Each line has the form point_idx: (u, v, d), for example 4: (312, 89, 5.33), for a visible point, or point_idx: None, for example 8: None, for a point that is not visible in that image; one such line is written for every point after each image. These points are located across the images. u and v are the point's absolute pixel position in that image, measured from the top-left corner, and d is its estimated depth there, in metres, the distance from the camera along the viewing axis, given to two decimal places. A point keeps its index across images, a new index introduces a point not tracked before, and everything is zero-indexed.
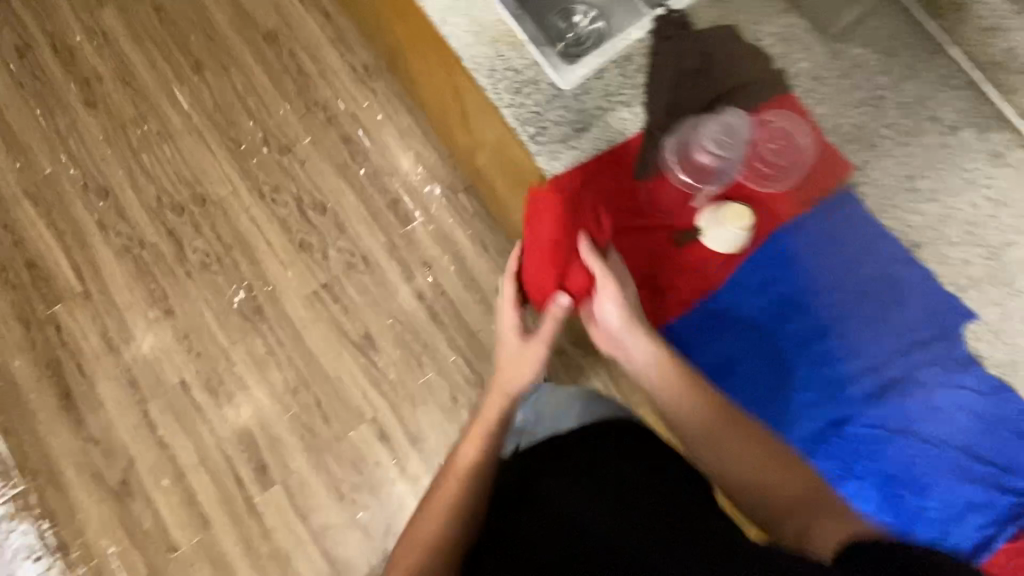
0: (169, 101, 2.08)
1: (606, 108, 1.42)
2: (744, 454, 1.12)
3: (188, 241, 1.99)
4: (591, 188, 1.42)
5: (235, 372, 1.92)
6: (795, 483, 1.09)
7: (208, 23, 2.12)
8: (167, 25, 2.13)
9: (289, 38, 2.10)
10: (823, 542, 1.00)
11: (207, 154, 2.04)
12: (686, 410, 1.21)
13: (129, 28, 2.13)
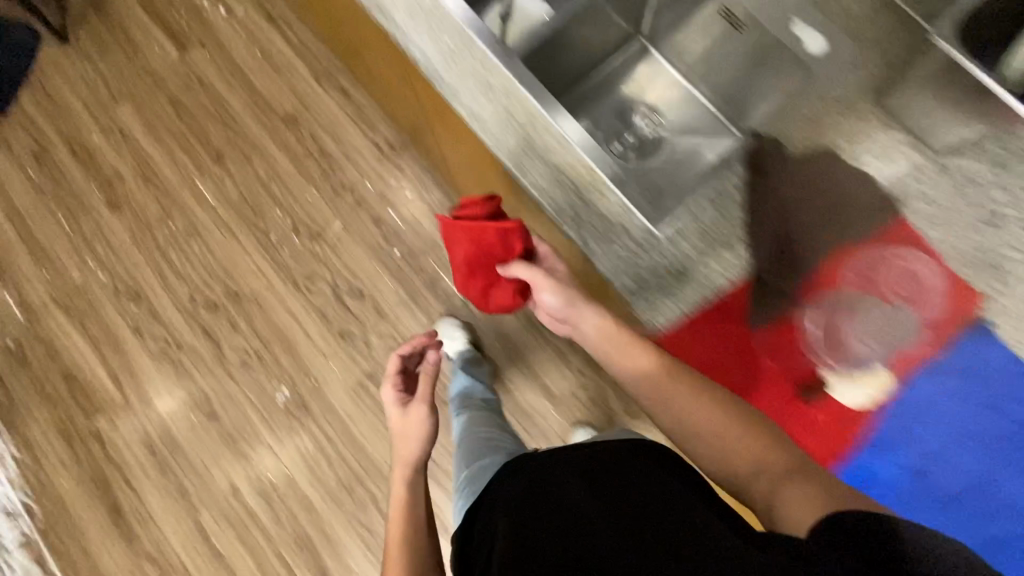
0: (194, 194, 2.03)
1: (703, 262, 0.82)
2: (687, 406, 0.84)
3: (225, 340, 1.94)
4: (693, 342, 0.87)
5: (286, 473, 1.86)
6: (796, 473, 0.74)
7: (226, 111, 2.08)
8: (185, 117, 2.08)
9: (309, 121, 2.05)
10: (800, 509, 0.69)
11: (237, 247, 1.99)
12: (668, 396, 0.84)
13: (147, 122, 2.09)
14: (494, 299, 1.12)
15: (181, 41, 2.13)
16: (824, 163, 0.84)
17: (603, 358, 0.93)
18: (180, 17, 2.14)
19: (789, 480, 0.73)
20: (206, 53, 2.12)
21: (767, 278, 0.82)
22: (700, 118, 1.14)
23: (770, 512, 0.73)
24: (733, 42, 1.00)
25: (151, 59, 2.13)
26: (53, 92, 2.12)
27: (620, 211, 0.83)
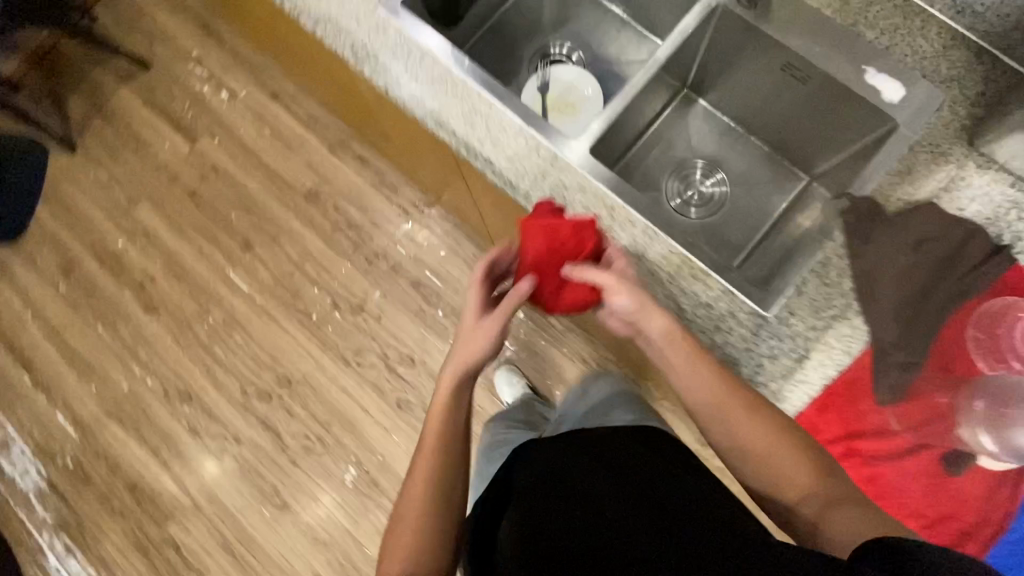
0: (227, 285, 2.00)
1: (817, 344, 0.79)
2: (761, 436, 0.76)
3: (284, 428, 1.92)
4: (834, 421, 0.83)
5: (367, 554, 1.84)
6: (850, 496, 0.71)
7: (245, 196, 2.04)
8: (205, 207, 2.05)
9: (332, 194, 2.02)
10: (848, 526, 0.68)
11: (280, 332, 1.96)
12: (727, 428, 0.77)
13: (168, 219, 2.05)
14: (564, 301, 0.84)
15: (190, 132, 2.10)
16: (914, 224, 0.80)
17: (658, 361, 0.82)
18: (184, 109, 2.11)
19: (837, 501, 0.71)
20: (216, 140, 2.09)
21: (899, 353, 0.79)
22: (775, 166, 1.06)
23: (820, 532, 0.71)
24: (791, 92, 0.94)
25: (162, 155, 2.10)
26: (70, 204, 2.09)
27: (750, 321, 0.80)
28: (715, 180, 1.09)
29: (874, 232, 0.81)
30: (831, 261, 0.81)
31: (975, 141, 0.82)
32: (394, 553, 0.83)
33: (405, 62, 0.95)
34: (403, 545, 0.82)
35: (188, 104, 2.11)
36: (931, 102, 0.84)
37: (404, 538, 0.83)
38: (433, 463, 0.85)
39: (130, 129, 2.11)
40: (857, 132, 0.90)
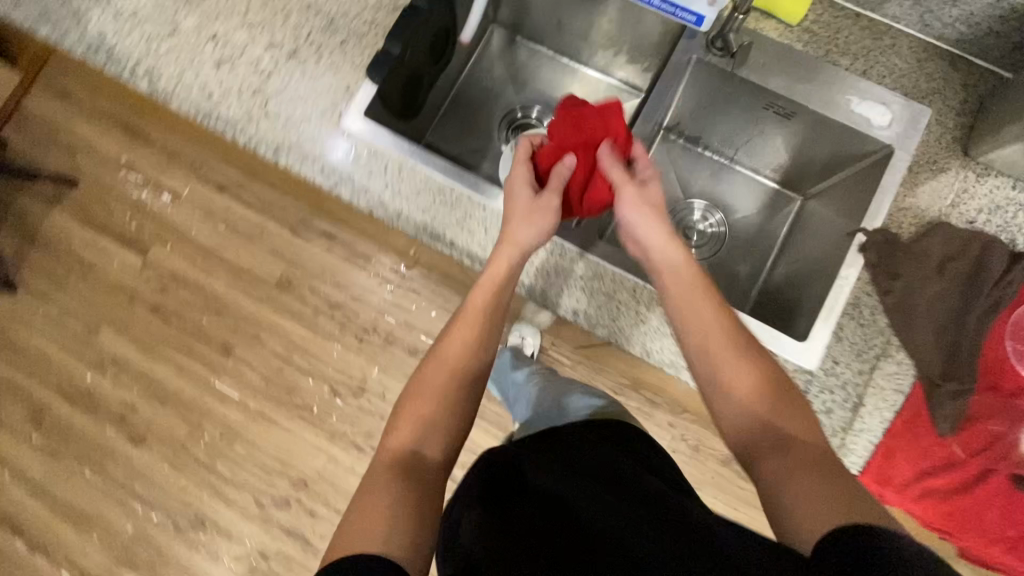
0: (217, 398, 1.88)
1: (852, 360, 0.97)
2: (752, 378, 0.78)
3: (310, 531, 1.83)
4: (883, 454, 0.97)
5: None
6: (810, 467, 0.67)
7: (214, 299, 1.90)
8: (175, 321, 1.90)
9: (304, 278, 1.85)
10: (814, 521, 0.62)
11: (283, 433, 1.86)
12: (712, 365, 0.81)
13: (138, 341, 1.91)
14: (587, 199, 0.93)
15: (138, 243, 1.92)
16: (938, 245, 0.98)
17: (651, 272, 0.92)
18: (126, 221, 1.93)
19: (791, 474, 0.68)
20: (170, 247, 1.92)
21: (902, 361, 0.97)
22: (776, 203, 1.14)
23: (777, 512, 0.67)
24: (777, 126, 1.06)
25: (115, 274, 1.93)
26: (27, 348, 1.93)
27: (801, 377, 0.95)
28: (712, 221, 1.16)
29: (900, 266, 0.96)
30: (867, 294, 0.88)
31: (970, 149, 1.01)
32: (407, 424, 0.80)
33: (384, 179, 0.90)
34: (423, 417, 0.81)
35: (127, 214, 1.91)
36: (916, 114, 0.99)
37: (424, 417, 0.81)
38: (467, 354, 0.86)
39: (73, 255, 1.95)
40: (825, 166, 1.07)
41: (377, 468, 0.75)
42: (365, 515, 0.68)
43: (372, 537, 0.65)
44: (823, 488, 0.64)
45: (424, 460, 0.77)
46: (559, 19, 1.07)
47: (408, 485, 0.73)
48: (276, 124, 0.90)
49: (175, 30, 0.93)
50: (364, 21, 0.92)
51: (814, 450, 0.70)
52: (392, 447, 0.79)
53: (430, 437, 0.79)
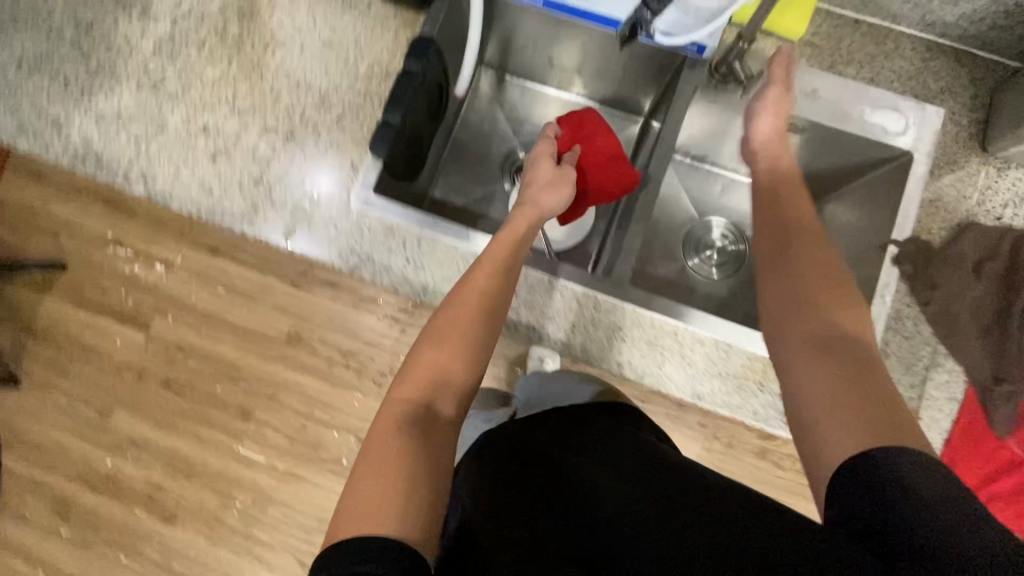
0: (235, 486, 1.38)
1: (948, 388, 0.78)
2: (792, 281, 0.60)
3: None
4: (989, 474, 0.80)
5: None
6: (844, 357, 0.53)
7: (222, 370, 1.35)
8: (186, 397, 1.37)
9: (298, 327, 1.31)
10: (845, 437, 0.48)
11: (299, 532, 1.39)
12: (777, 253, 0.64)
13: (146, 424, 1.39)
14: (603, 176, 0.88)
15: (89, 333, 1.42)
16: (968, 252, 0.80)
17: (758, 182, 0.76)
18: (116, 271, 1.35)
19: (807, 368, 0.54)
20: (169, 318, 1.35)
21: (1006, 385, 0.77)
22: None
23: (805, 434, 0.51)
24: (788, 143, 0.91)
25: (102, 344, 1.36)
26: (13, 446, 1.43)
27: None
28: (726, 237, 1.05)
29: (937, 275, 0.79)
30: (903, 312, 0.80)
31: (987, 145, 0.82)
32: (425, 371, 0.62)
33: (404, 254, 0.85)
34: (438, 369, 0.63)
35: (119, 278, 1.35)
36: (930, 119, 0.82)
37: (442, 373, 0.63)
38: (481, 316, 0.68)
39: (49, 325, 1.39)
40: (849, 174, 0.90)
41: (380, 427, 0.57)
42: (369, 495, 0.51)
43: (391, 504, 0.50)
44: (854, 390, 0.50)
45: (429, 425, 0.59)
46: (547, 56, 1.04)
47: (417, 455, 0.55)
48: (284, 214, 0.86)
49: (163, 126, 0.88)
50: (358, 90, 0.88)
51: (857, 347, 0.53)
52: (398, 402, 0.60)
53: (443, 387, 0.62)
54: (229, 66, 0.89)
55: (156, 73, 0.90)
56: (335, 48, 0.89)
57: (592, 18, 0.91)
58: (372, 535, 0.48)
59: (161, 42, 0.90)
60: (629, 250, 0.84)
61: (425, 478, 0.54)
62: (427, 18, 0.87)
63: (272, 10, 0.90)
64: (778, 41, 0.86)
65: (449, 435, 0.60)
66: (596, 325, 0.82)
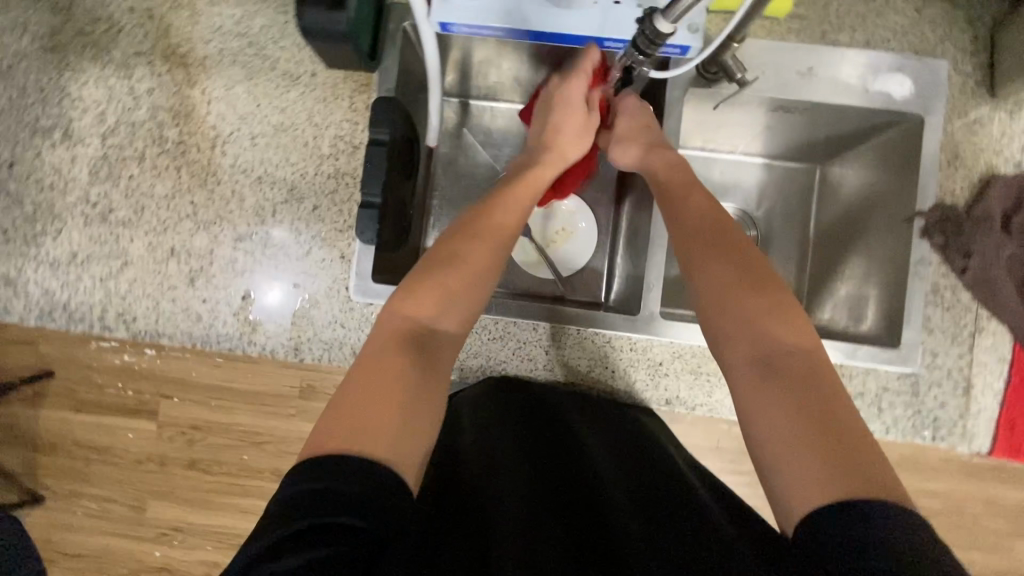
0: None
1: (991, 349, 0.77)
2: (733, 282, 0.62)
3: None
4: None
5: None
6: (789, 378, 0.54)
7: (247, 437, 0.99)
8: (214, 473, 1.00)
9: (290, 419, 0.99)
10: (802, 479, 0.49)
11: None
12: (711, 255, 0.64)
13: (181, 509, 1.02)
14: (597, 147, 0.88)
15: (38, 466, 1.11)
16: (993, 206, 0.77)
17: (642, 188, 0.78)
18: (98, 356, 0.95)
19: (764, 391, 0.55)
20: (178, 399, 0.98)
21: None
22: (796, 185, 0.93)
23: (761, 463, 0.53)
24: (783, 123, 0.86)
25: (87, 447, 1.01)
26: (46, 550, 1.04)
27: (905, 382, 0.77)
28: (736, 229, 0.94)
29: (969, 240, 0.77)
30: (939, 284, 0.78)
31: (995, 90, 0.78)
32: (434, 292, 0.60)
33: None
34: (445, 293, 0.60)
35: (100, 364, 0.95)
36: (934, 76, 0.78)
37: (449, 299, 0.61)
38: (487, 251, 0.65)
39: None
40: (856, 137, 0.85)
41: (381, 341, 0.56)
42: (364, 410, 0.50)
43: (384, 424, 0.49)
44: (811, 427, 0.51)
45: (432, 349, 0.58)
46: (513, 75, 0.95)
47: (412, 376, 0.54)
48: (281, 322, 0.80)
49: (127, 259, 0.81)
50: (327, 172, 0.80)
51: (809, 365, 0.55)
52: (403, 315, 0.58)
53: (446, 311, 0.60)
54: (179, 176, 0.81)
55: (101, 201, 0.81)
56: (289, 132, 0.80)
57: (550, 40, 0.78)
58: (358, 452, 0.46)
59: (97, 166, 0.81)
60: (652, 283, 0.79)
61: (419, 406, 0.52)
62: (380, 77, 0.79)
63: (208, 103, 0.81)
64: (763, 23, 0.80)
65: (449, 362, 0.59)
66: (634, 367, 0.82)
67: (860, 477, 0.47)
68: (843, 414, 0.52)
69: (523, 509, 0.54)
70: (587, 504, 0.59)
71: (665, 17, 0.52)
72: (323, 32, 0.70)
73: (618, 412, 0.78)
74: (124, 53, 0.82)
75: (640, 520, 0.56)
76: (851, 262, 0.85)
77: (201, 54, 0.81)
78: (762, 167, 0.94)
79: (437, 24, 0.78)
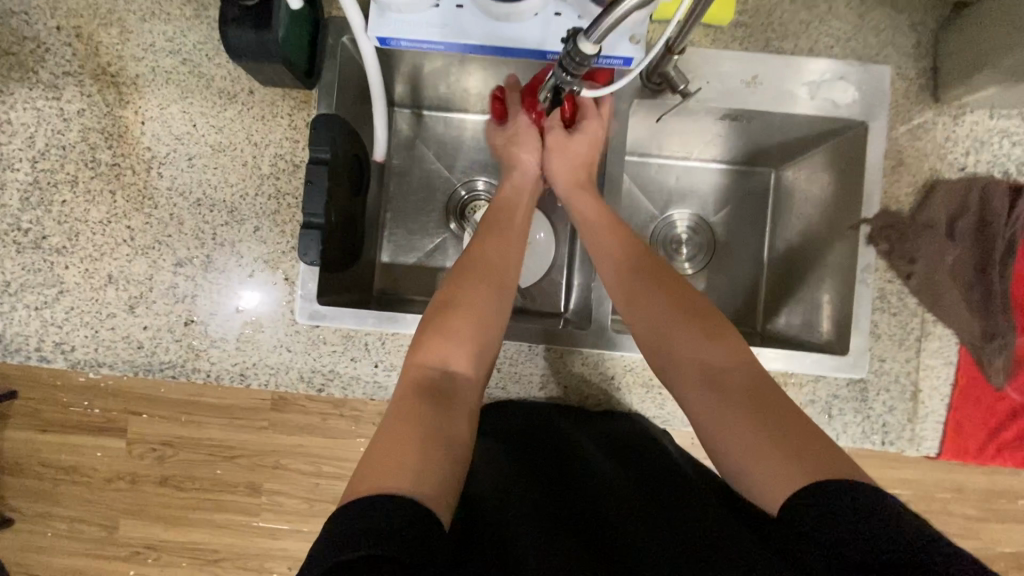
0: (274, 562, 1.02)
1: (935, 352, 0.78)
2: (661, 314, 0.64)
3: None
4: (992, 425, 0.80)
5: None
6: (730, 393, 0.56)
7: (217, 451, 0.97)
8: (188, 489, 0.97)
9: (255, 437, 0.96)
10: (771, 476, 0.50)
11: None
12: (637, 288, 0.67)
13: (150, 526, 0.99)
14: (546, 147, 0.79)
15: None
16: (935, 212, 0.78)
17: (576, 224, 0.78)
18: (62, 374, 0.92)
19: (717, 411, 0.56)
20: (146, 415, 0.94)
21: (987, 338, 0.77)
22: (751, 189, 0.93)
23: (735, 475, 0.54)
24: (734, 130, 0.85)
25: (46, 471, 0.97)
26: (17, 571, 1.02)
27: (855, 389, 0.78)
28: (692, 235, 0.93)
29: (914, 247, 0.77)
30: (886, 289, 0.78)
31: (939, 95, 0.79)
32: (442, 337, 0.63)
33: (370, 357, 0.79)
34: (454, 334, 0.63)
35: (61, 382, 0.93)
36: (878, 82, 0.78)
37: (460, 339, 0.63)
38: (496, 287, 0.68)
39: None
40: (807, 141, 0.84)
41: (399, 392, 0.58)
42: (394, 448, 0.51)
43: (409, 459, 0.49)
44: (766, 432, 0.52)
45: (450, 391, 0.59)
46: (463, 86, 0.93)
47: (425, 417, 0.55)
48: (228, 346, 0.78)
49: (62, 287, 0.78)
50: (267, 192, 0.78)
51: (750, 377, 0.58)
52: (418, 365, 0.60)
53: (458, 349, 0.62)
54: (114, 201, 0.78)
55: (33, 228, 0.78)
56: (227, 152, 0.78)
57: (491, 52, 0.76)
58: (387, 490, 0.46)
59: (27, 192, 0.78)
60: (603, 295, 0.80)
61: (446, 439, 0.54)
62: (320, 94, 0.78)
63: (141, 123, 0.78)
64: (706, 32, 0.79)
65: (470, 400, 0.60)
66: (588, 380, 0.81)
67: (817, 461, 0.49)
68: (794, 412, 0.54)
69: (543, 530, 0.52)
70: (600, 519, 0.56)
71: (587, 38, 0.51)
72: (254, 53, 0.68)
73: (608, 426, 0.75)
74: (52, 73, 0.79)
75: (639, 518, 0.54)
76: (804, 265, 0.85)
77: (132, 72, 0.79)
78: (718, 172, 0.94)
79: (375, 39, 0.75)
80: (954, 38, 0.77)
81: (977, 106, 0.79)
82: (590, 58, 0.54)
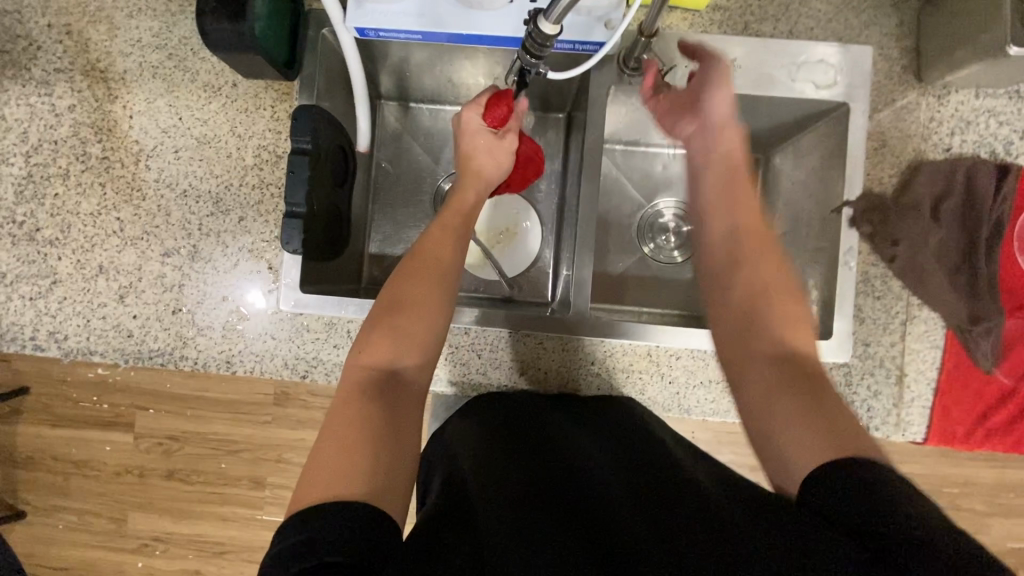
0: None
1: (920, 336, 0.77)
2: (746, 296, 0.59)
3: None
4: (982, 411, 0.79)
5: None
6: (792, 381, 0.52)
7: (221, 445, 0.98)
8: (193, 482, 0.99)
9: (253, 428, 0.97)
10: (802, 447, 0.47)
11: None
12: (733, 260, 0.62)
13: (158, 519, 1.01)
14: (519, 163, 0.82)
15: None
16: (918, 192, 0.77)
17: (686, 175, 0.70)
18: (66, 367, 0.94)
19: (768, 396, 0.52)
20: (153, 410, 0.95)
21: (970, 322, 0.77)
22: None
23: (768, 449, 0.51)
24: None
25: (54, 467, 0.99)
26: (32, 563, 1.05)
27: (838, 373, 0.77)
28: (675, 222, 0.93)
29: (896, 229, 0.76)
30: (870, 273, 0.77)
31: (922, 76, 0.78)
32: (386, 335, 0.59)
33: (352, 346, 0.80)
34: (400, 332, 0.59)
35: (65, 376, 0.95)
36: (858, 62, 0.77)
37: (404, 333, 0.59)
38: (444, 276, 0.65)
39: None
40: (788, 128, 0.83)
41: (341, 395, 0.54)
42: (333, 459, 0.48)
43: (354, 465, 0.48)
44: (817, 415, 0.48)
45: (392, 387, 0.56)
46: (446, 78, 0.93)
47: (377, 418, 0.52)
48: (215, 335, 0.80)
49: (56, 278, 0.80)
50: (251, 183, 0.80)
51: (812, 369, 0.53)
52: (361, 368, 0.57)
53: (401, 345, 0.59)
54: (104, 193, 0.80)
55: (28, 220, 0.81)
56: (212, 144, 0.80)
57: (468, 40, 0.77)
58: (335, 495, 0.45)
59: (21, 185, 0.81)
60: (583, 281, 0.79)
61: (395, 438, 0.52)
62: (301, 85, 0.79)
63: (130, 118, 0.80)
64: (683, 16, 0.79)
65: (416, 393, 0.58)
66: (568, 365, 0.82)
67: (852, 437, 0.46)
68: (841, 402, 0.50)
69: (508, 513, 0.50)
70: (575, 487, 0.54)
71: (546, 18, 0.52)
72: (233, 43, 0.70)
73: (598, 409, 0.74)
74: (44, 70, 0.81)
75: (623, 486, 0.53)
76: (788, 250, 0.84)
77: (120, 68, 0.81)
78: None
79: (354, 30, 0.76)
80: (936, 18, 0.76)
81: (963, 85, 0.77)
82: (552, 40, 0.55)
